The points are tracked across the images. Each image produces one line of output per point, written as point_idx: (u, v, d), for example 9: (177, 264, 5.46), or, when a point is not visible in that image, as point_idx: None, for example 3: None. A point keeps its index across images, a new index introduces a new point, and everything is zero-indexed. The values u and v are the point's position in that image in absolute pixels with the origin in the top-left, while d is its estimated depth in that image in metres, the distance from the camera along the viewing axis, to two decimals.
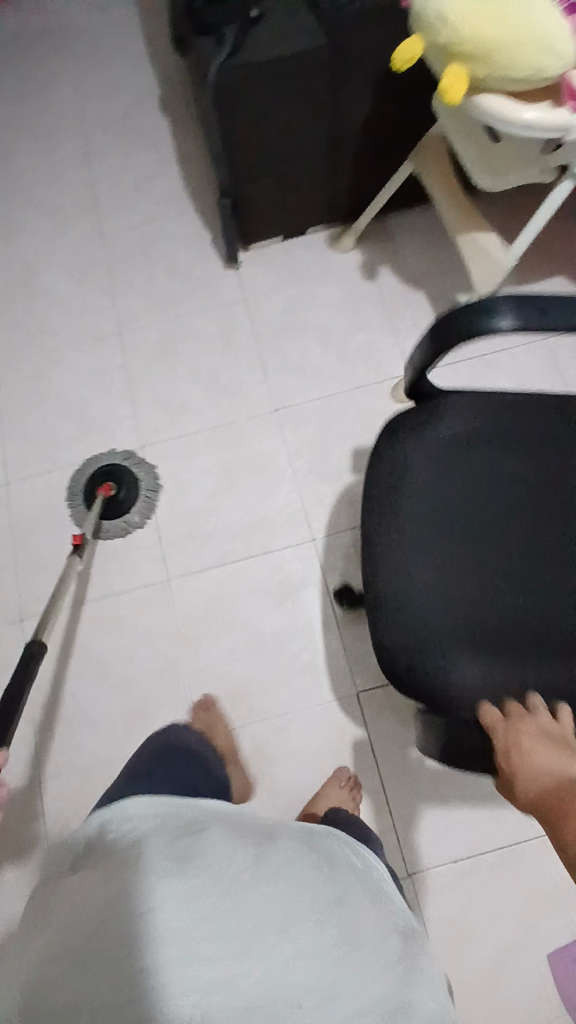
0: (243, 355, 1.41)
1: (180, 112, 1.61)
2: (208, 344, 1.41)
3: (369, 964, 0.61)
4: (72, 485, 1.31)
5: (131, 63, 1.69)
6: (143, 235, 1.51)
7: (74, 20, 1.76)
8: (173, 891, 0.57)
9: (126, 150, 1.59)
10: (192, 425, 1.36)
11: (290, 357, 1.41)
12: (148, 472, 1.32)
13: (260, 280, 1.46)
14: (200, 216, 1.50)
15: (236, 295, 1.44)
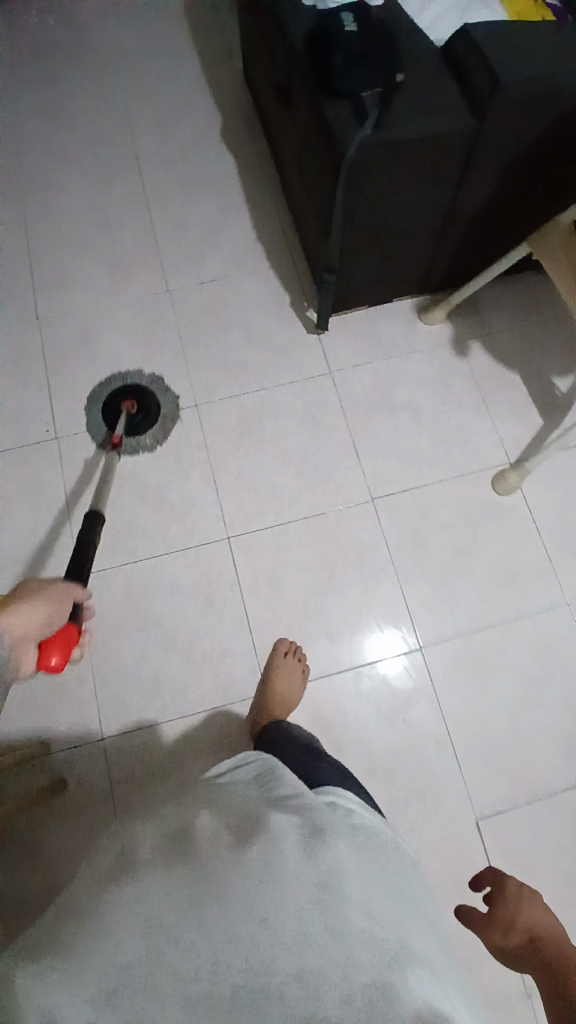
0: (333, 434, 1.31)
1: (246, 167, 1.57)
2: (295, 422, 1.32)
3: (388, 918, 0.53)
4: (94, 396, 1.31)
5: (191, 119, 1.66)
6: (215, 300, 1.41)
7: (128, 73, 1.73)
8: (155, 887, 0.50)
9: (194, 212, 1.51)
10: (281, 510, 1.25)
11: (382, 438, 1.31)
12: (167, 397, 1.32)
13: (345, 354, 1.37)
14: (276, 278, 1.43)
15: (323, 370, 1.35)
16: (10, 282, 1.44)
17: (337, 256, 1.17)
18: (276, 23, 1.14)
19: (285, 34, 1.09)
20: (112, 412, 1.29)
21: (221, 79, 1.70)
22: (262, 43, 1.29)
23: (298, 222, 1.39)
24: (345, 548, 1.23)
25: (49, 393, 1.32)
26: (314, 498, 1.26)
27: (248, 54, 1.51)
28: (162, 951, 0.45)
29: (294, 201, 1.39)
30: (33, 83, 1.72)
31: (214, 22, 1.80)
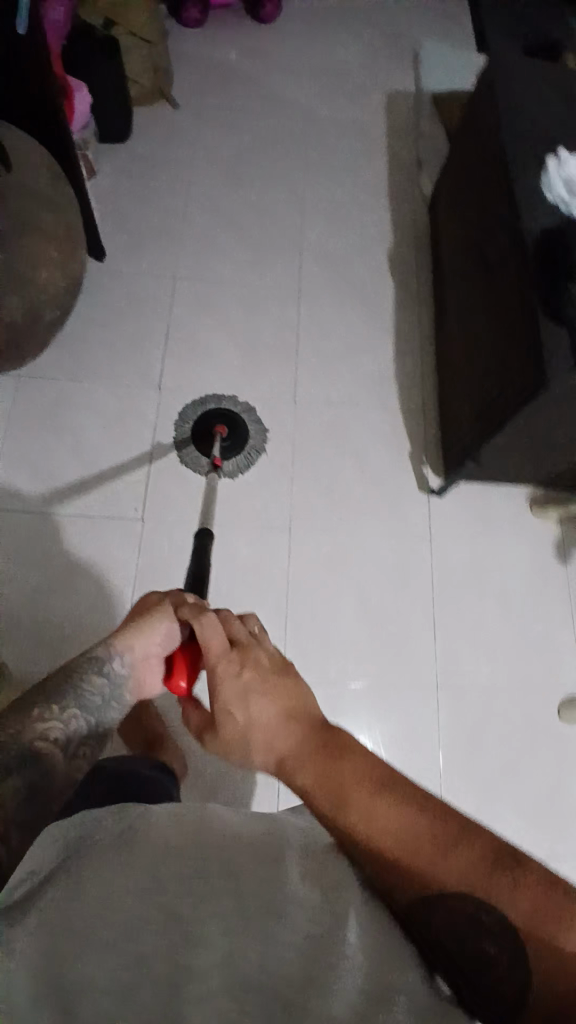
0: (414, 602, 1.27)
1: (406, 287, 1.54)
2: (382, 576, 1.28)
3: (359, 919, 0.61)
4: (185, 415, 1.34)
5: (364, 214, 1.62)
6: (335, 423, 1.38)
7: (315, 151, 1.71)
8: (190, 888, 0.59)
9: (339, 325, 1.49)
10: (341, 659, 1.23)
11: (463, 623, 1.27)
12: (258, 433, 1.34)
13: (448, 522, 1.33)
14: (403, 420, 1.40)
15: (423, 530, 1.31)
16: (139, 337, 1.43)
17: (478, 446, 1.14)
18: (499, 204, 1.09)
19: (509, 224, 1.05)
20: (202, 433, 1.31)
21: (402, 190, 1.66)
22: (468, 203, 1.26)
23: (444, 378, 1.35)
24: (393, 718, 1.21)
25: (148, 467, 1.31)
26: (377, 656, 1.24)
27: (442, 189, 1.46)
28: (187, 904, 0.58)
29: (446, 356, 1.35)
30: (219, 137, 1.72)
31: (411, 126, 1.75)
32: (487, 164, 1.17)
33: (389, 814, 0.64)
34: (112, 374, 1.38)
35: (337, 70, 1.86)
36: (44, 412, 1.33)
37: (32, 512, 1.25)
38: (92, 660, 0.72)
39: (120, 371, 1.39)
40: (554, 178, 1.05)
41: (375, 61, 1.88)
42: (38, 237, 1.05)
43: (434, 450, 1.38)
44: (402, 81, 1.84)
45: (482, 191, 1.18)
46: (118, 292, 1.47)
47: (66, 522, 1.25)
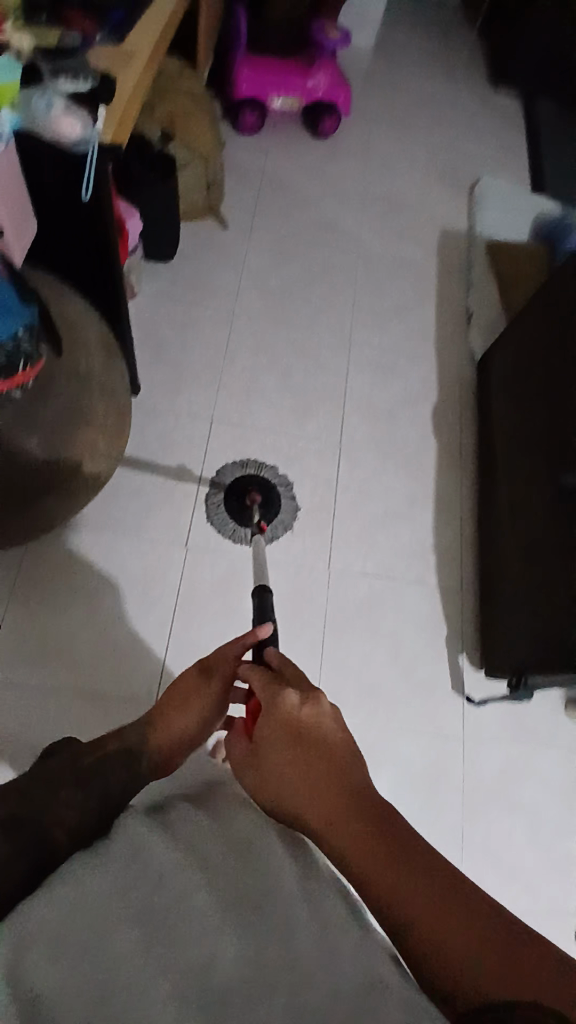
0: (444, 813, 1.19)
1: (449, 451, 1.50)
2: (408, 779, 1.20)
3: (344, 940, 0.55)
4: (221, 475, 1.36)
5: (410, 364, 1.58)
6: (370, 600, 1.32)
7: (364, 287, 1.67)
8: (176, 900, 0.54)
9: (380, 489, 1.42)
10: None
11: (492, 839, 1.20)
12: (289, 502, 1.34)
13: (481, 724, 1.27)
14: (441, 603, 1.35)
15: (458, 733, 1.25)
16: (170, 486, 1.36)
17: (537, 669, 1.14)
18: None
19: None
20: (234, 499, 1.32)
21: (451, 343, 1.63)
22: (536, 406, 1.26)
23: (491, 568, 1.32)
24: None
25: (170, 640, 1.23)
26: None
27: (498, 363, 1.44)
28: (163, 918, 0.53)
29: (495, 545, 1.32)
30: (269, 261, 1.68)
31: (463, 271, 1.72)
32: (571, 382, 1.17)
33: (437, 874, 0.55)
34: (139, 525, 1.31)
35: (390, 199, 1.83)
36: (64, 569, 1.25)
37: (39, 687, 1.16)
38: (125, 752, 0.72)
39: (145, 522, 1.32)
40: None
41: (431, 194, 1.85)
42: (83, 430, 0.98)
43: (471, 638, 1.33)
44: (456, 221, 1.81)
45: (563, 410, 1.17)
46: (152, 434, 1.41)
47: (70, 703, 1.15)
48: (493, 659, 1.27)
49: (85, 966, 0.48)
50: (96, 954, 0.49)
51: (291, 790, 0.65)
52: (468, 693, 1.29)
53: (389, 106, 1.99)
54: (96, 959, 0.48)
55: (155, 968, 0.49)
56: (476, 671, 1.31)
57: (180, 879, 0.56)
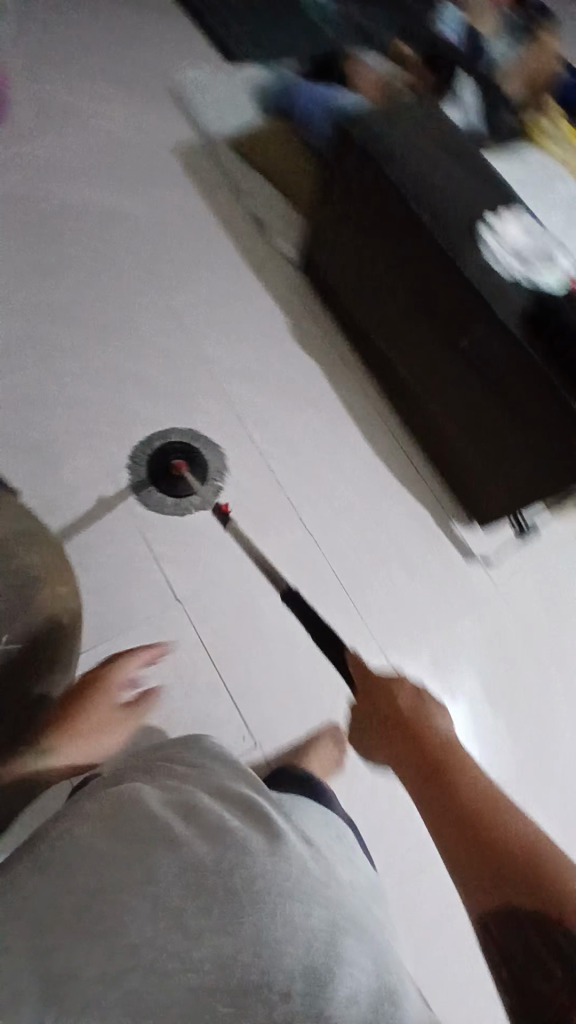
0: (523, 654, 1.35)
1: (331, 363, 1.49)
2: (478, 653, 1.33)
3: (322, 914, 0.59)
4: (135, 454, 1.29)
5: (248, 302, 1.50)
6: (362, 537, 1.35)
7: (151, 247, 1.50)
8: (160, 873, 0.57)
9: (304, 435, 1.40)
10: (502, 751, 1.27)
11: (565, 647, 1.38)
12: (213, 452, 1.33)
13: (503, 570, 1.41)
14: (412, 496, 1.41)
15: (490, 588, 1.39)
16: (125, 557, 1.22)
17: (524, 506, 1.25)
18: (470, 295, 1.13)
19: (497, 320, 1.10)
20: (162, 474, 1.27)
21: (264, 261, 1.56)
22: (396, 283, 1.28)
23: (434, 443, 1.40)
24: (567, 763, 1.29)
25: (233, 694, 1.17)
26: (522, 725, 1.30)
27: (332, 262, 1.44)
28: (173, 917, 0.55)
29: (422, 422, 1.40)
30: (38, 273, 1.40)
31: (227, 186, 1.61)
32: (418, 253, 1.19)
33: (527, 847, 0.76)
34: (126, 616, 1.18)
35: (107, 134, 1.59)
36: None
37: None
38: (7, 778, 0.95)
39: (130, 607, 1.19)
40: (492, 246, 1.14)
41: (143, 111, 1.65)
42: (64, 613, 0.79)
43: (450, 506, 1.43)
44: (187, 131, 1.65)
45: (424, 275, 1.20)
46: (63, 525, 1.20)
47: None
48: (481, 515, 1.36)
49: (82, 915, 0.55)
50: (88, 929, 0.54)
51: (448, 806, 0.87)
52: (479, 551, 1.41)
53: (27, 25, 1.66)
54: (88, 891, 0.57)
55: (151, 930, 0.54)
56: (473, 532, 1.42)
57: (160, 861, 0.58)
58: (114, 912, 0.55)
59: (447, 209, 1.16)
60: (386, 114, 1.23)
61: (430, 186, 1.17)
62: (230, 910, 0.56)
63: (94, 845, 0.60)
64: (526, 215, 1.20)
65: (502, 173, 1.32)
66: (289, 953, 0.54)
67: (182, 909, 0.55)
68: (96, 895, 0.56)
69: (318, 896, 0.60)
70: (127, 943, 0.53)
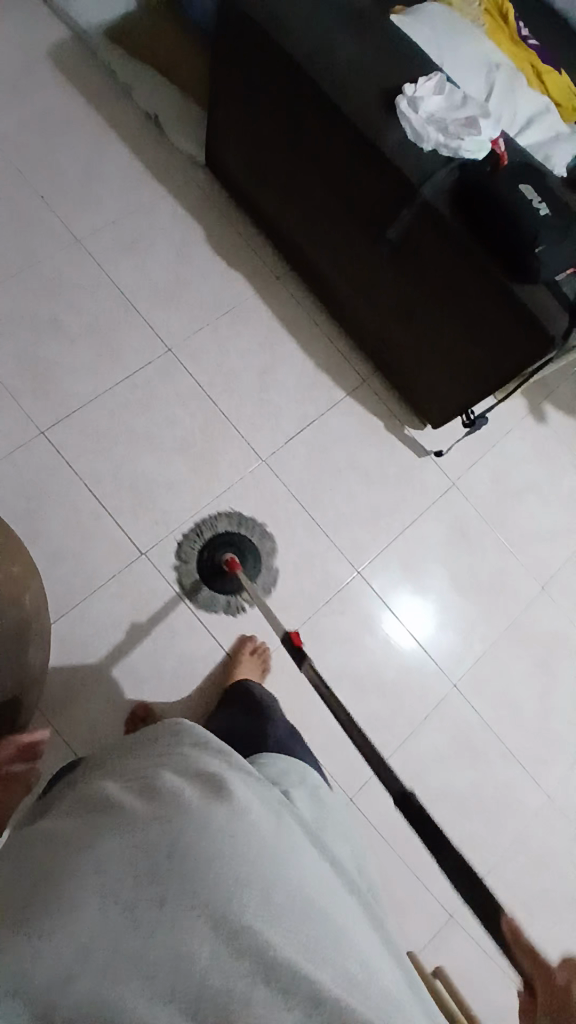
0: (487, 543, 1.38)
1: (255, 272, 1.40)
2: (443, 548, 1.35)
3: (292, 886, 0.53)
4: (185, 555, 1.20)
5: (155, 218, 1.37)
6: (315, 455, 1.32)
7: (37, 168, 1.34)
8: (108, 855, 0.52)
9: (239, 357, 1.33)
10: (477, 638, 1.32)
11: (524, 527, 1.41)
12: (256, 530, 1.25)
13: (458, 463, 1.41)
14: (358, 403, 1.38)
15: (447, 483, 1.39)
16: (75, 517, 1.17)
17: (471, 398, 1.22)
18: (391, 179, 1.03)
19: (422, 204, 1.02)
20: (214, 572, 1.20)
21: (167, 166, 1.41)
22: (311, 174, 1.17)
23: (372, 345, 1.35)
24: (536, 636, 1.36)
25: (215, 634, 1.18)
26: (491, 609, 1.34)
27: (240, 160, 1.32)
28: (126, 909, 0.49)
29: (358, 325, 1.35)
30: None
31: (110, 83, 1.43)
32: (329, 138, 1.08)
33: None
34: (88, 576, 1.15)
35: None
36: (68, 672, 1.10)
37: None
38: None
39: (90, 567, 1.16)
40: (409, 111, 1.02)
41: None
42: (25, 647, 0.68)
43: (397, 408, 1.40)
44: (51, 22, 1.44)
45: (339, 160, 1.10)
46: (7, 495, 1.15)
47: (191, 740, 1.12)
48: (432, 415, 1.33)
49: (22, 902, 0.50)
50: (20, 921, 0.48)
51: None
52: (434, 450, 1.40)
53: None
54: (36, 878, 0.52)
55: (99, 922, 0.48)
56: (423, 430, 1.41)
57: (112, 846, 0.53)
58: (57, 900, 0.49)
59: (354, 81, 1.04)
60: None
61: (332, 58, 1.05)
62: (183, 897, 0.50)
63: (53, 835, 0.56)
64: (443, 79, 1.06)
65: (409, 33, 1.20)
66: (255, 938, 0.49)
67: (133, 903, 0.49)
68: (40, 885, 0.51)
69: (282, 865, 0.55)
70: (73, 936, 0.47)
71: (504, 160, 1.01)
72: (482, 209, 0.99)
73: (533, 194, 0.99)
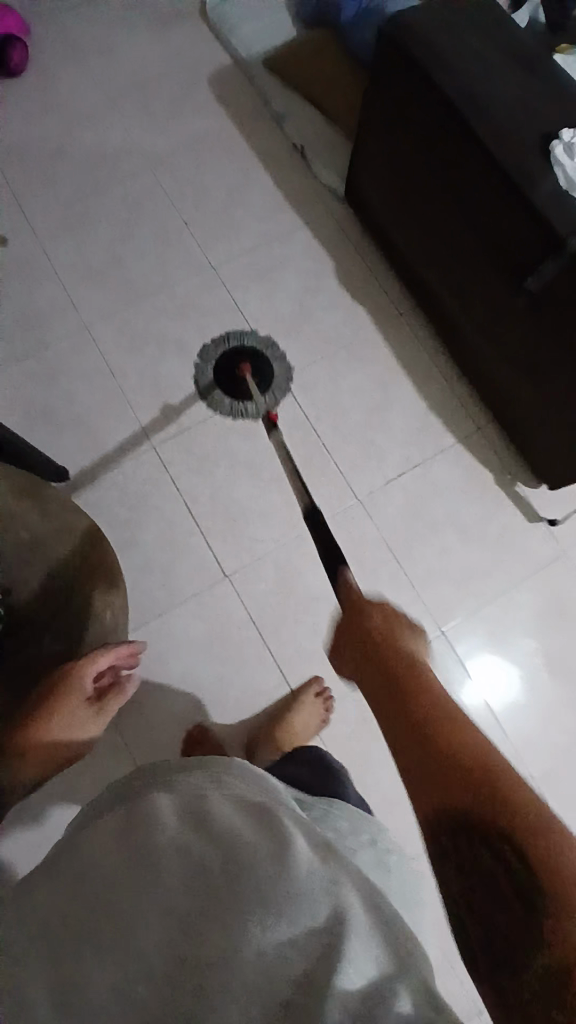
0: None
1: (380, 308, 1.37)
2: (538, 620, 1.25)
3: (337, 901, 0.51)
4: (203, 359, 1.29)
5: (289, 246, 1.38)
6: (413, 502, 1.27)
7: (184, 191, 1.38)
8: (162, 870, 0.51)
9: (350, 393, 1.31)
10: (564, 725, 1.20)
11: None
12: (274, 353, 1.31)
13: (571, 532, 1.30)
14: (468, 454, 1.31)
15: (555, 551, 1.28)
16: (167, 532, 1.19)
17: None
18: (536, 230, 0.97)
19: (568, 260, 0.95)
20: (229, 376, 1.28)
21: (306, 196, 1.42)
22: (454, 216, 1.13)
23: (495, 395, 1.27)
24: None
25: (283, 673, 1.15)
26: None
27: (381, 195, 1.30)
28: (179, 923, 0.48)
29: (482, 373, 1.28)
30: (69, 232, 1.33)
31: (263, 111, 1.46)
32: (475, 180, 1.04)
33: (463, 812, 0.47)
34: (169, 593, 1.16)
35: (133, 65, 1.45)
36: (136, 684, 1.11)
37: None
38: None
39: (173, 584, 1.16)
40: (566, 159, 0.97)
41: (171, 34, 1.49)
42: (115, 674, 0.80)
43: (513, 465, 1.31)
44: (219, 54, 1.49)
45: (483, 204, 1.05)
46: (109, 502, 1.19)
47: None
48: (549, 477, 1.25)
49: (84, 908, 0.50)
50: (83, 930, 0.49)
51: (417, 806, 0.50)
52: (544, 514, 1.30)
53: None
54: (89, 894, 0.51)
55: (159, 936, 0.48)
56: (536, 491, 1.31)
57: (163, 860, 0.51)
58: (120, 919, 0.49)
59: (510, 129, 1.00)
60: (438, 18, 1.06)
61: (489, 102, 1.01)
62: (235, 913, 0.48)
63: (97, 847, 0.55)
64: None
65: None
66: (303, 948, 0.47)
67: (187, 920, 0.48)
68: (97, 901, 0.50)
69: (330, 886, 0.52)
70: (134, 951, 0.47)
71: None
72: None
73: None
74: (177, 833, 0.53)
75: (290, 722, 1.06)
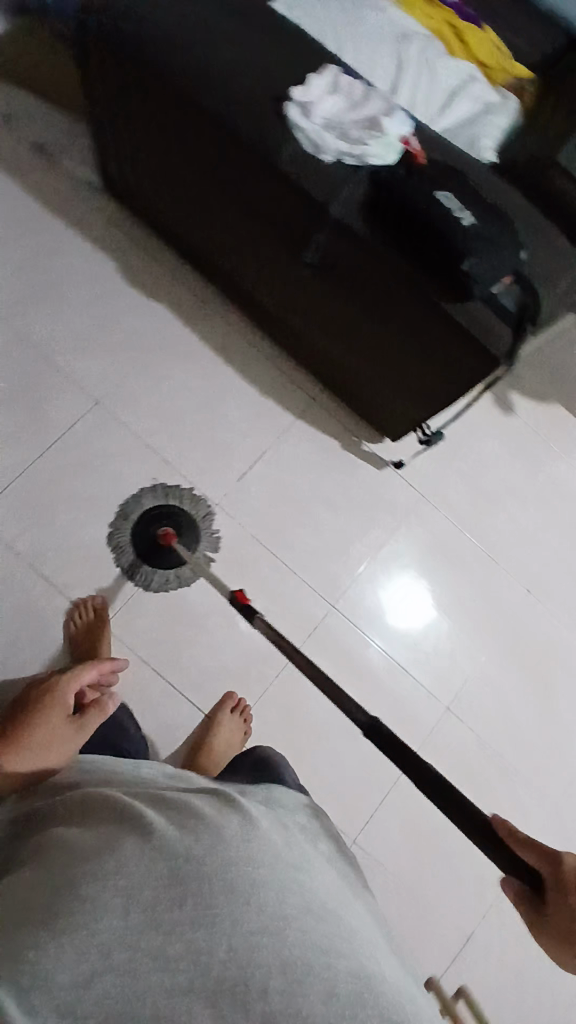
0: (464, 554, 1.32)
1: (181, 299, 1.30)
2: (417, 565, 1.30)
3: (307, 900, 0.54)
4: (115, 534, 1.16)
5: (65, 257, 1.27)
6: (271, 488, 1.26)
7: None
8: (130, 865, 0.51)
9: (175, 396, 1.25)
10: (466, 654, 1.28)
11: (501, 530, 1.35)
12: (193, 499, 1.21)
13: (424, 473, 1.34)
14: (309, 424, 1.30)
15: (414, 495, 1.32)
16: (27, 600, 1.11)
17: (423, 412, 1.14)
18: (300, 199, 0.94)
19: (336, 223, 0.93)
20: (146, 539, 1.17)
21: (67, 197, 1.31)
22: (218, 195, 1.07)
23: (315, 361, 1.26)
24: (527, 642, 1.31)
25: (190, 699, 1.13)
26: (477, 619, 1.30)
27: (142, 183, 1.22)
28: (145, 912, 0.48)
29: (296, 342, 1.25)
30: None
31: None
32: (226, 159, 0.99)
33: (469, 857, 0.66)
34: (48, 662, 1.09)
35: None
36: None
37: None
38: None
39: (49, 651, 1.10)
40: (303, 117, 0.93)
41: None
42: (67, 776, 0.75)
43: (354, 422, 1.32)
44: None
45: (242, 182, 1.00)
46: None
47: None
48: (387, 427, 1.26)
49: (43, 903, 0.49)
50: (39, 920, 0.48)
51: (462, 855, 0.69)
52: (395, 462, 1.32)
53: None
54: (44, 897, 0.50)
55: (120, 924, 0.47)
56: (382, 442, 1.33)
57: (127, 855, 0.52)
58: (79, 908, 0.48)
59: (245, 97, 0.94)
60: None
61: (216, 72, 0.95)
62: (202, 903, 0.49)
63: (68, 852, 0.56)
64: (338, 71, 0.97)
65: (299, 19, 1.08)
66: (274, 945, 0.48)
67: (152, 907, 0.49)
68: (54, 897, 0.50)
69: (294, 885, 0.54)
70: (92, 939, 0.46)
71: (420, 158, 0.93)
72: (400, 226, 0.90)
73: (452, 202, 0.88)
74: (145, 835, 0.54)
75: (213, 746, 1.05)
